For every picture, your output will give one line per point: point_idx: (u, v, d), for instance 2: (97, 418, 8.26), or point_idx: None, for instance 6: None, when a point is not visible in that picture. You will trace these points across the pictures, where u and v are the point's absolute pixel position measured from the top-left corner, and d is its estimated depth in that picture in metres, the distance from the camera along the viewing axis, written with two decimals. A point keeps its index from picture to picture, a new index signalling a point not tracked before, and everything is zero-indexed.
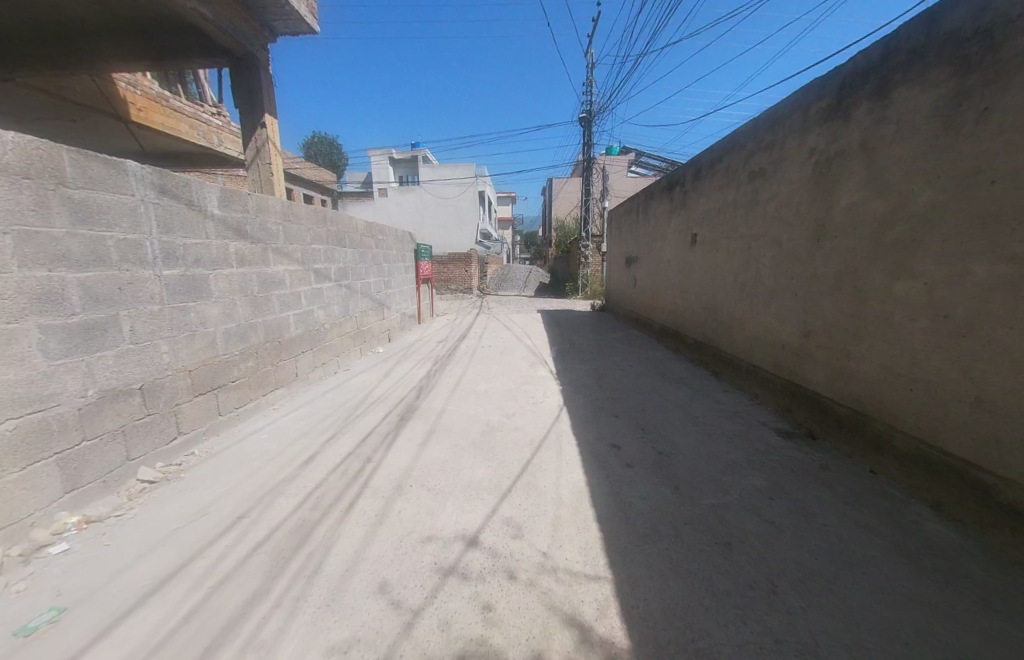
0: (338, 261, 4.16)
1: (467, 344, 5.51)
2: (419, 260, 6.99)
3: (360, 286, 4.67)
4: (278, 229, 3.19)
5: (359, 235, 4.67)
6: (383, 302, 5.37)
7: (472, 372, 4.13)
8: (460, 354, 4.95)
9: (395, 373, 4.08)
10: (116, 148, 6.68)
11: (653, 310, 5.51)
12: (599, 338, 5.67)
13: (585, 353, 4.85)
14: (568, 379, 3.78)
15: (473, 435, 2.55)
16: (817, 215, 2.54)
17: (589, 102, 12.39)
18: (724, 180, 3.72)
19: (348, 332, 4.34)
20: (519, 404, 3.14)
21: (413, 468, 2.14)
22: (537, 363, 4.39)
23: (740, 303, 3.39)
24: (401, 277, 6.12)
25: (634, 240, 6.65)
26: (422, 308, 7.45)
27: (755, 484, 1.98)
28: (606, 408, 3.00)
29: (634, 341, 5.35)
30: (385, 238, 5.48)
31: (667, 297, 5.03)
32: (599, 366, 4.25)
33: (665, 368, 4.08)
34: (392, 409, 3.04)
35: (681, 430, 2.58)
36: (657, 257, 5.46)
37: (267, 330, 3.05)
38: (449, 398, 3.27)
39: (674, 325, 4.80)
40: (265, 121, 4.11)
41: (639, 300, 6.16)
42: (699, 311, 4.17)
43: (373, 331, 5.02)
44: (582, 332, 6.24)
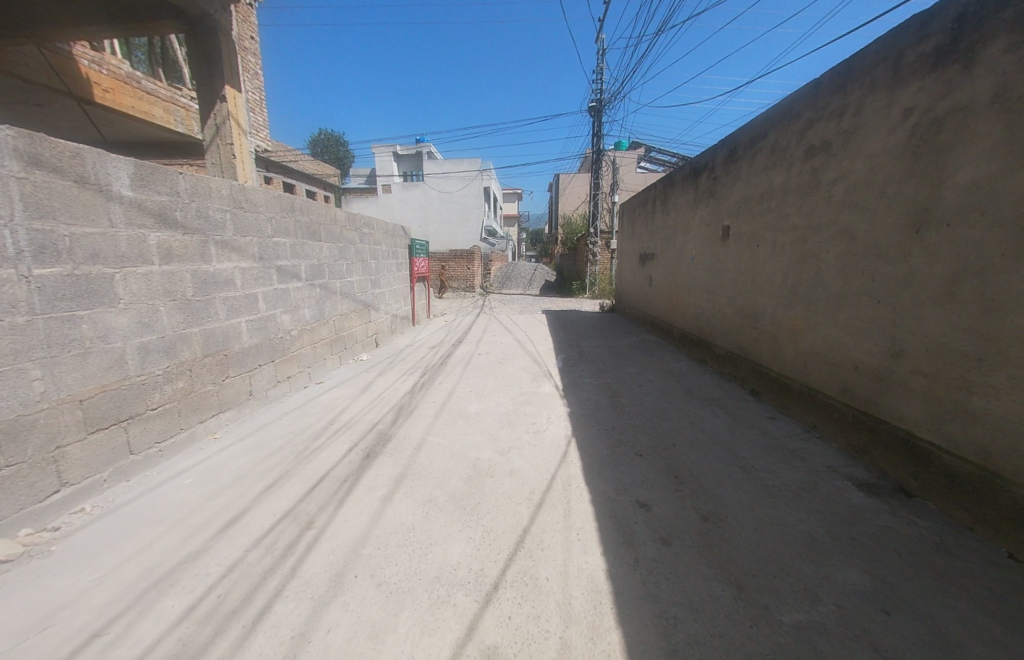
0: (311, 257, 3.58)
1: (462, 350, 4.92)
2: (414, 257, 6.41)
3: (340, 286, 4.10)
4: (227, 219, 2.63)
5: (339, 228, 4.10)
6: (369, 303, 4.81)
7: (464, 385, 3.52)
8: (453, 362, 4.37)
9: (374, 386, 3.50)
10: (89, 136, 6.20)
11: (673, 313, 4.87)
12: (611, 344, 5.04)
13: (596, 362, 4.23)
14: (577, 397, 3.17)
15: (454, 483, 1.95)
16: (917, 196, 1.90)
17: (600, 90, 11.66)
18: (769, 159, 3.08)
19: (323, 338, 3.77)
20: (516, 432, 2.53)
21: (364, 542, 1.55)
22: (540, 375, 3.77)
23: (791, 309, 2.75)
24: (391, 275, 5.54)
25: (650, 235, 5.99)
26: (417, 308, 6.88)
27: (852, 581, 1.34)
28: (625, 441, 2.39)
29: (651, 349, 4.71)
30: (372, 232, 4.90)
31: (690, 299, 4.39)
32: (614, 380, 3.63)
33: (691, 384, 3.44)
34: (359, 438, 2.46)
35: (727, 480, 1.96)
36: (678, 253, 4.81)
37: (208, 340, 2.49)
38: (431, 423, 2.67)
39: (699, 332, 4.16)
40: (225, 93, 3.54)
41: (656, 301, 5.51)
42: (732, 317, 3.53)
43: (355, 336, 4.45)
44: (592, 336, 5.61)
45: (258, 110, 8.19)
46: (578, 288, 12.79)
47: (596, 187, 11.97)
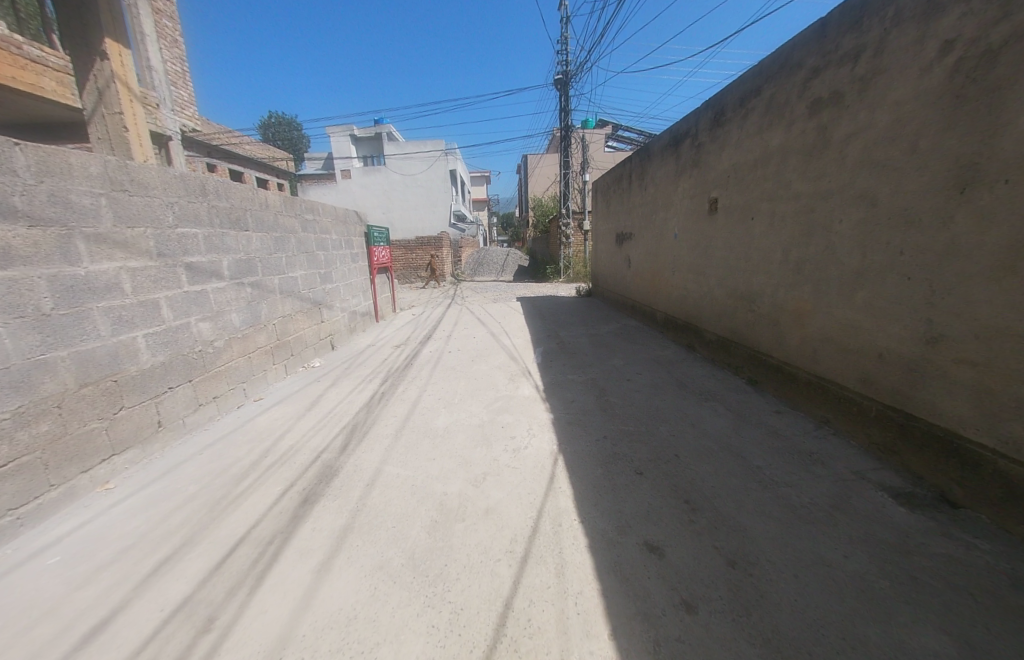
0: (235, 250, 2.98)
1: (429, 348, 4.44)
2: (372, 246, 5.78)
3: (279, 283, 3.51)
4: (101, 204, 1.99)
5: (272, 214, 3.47)
6: (318, 301, 4.22)
7: (430, 392, 3.06)
8: (418, 363, 3.88)
9: (324, 401, 2.97)
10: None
11: (656, 296, 4.54)
12: (592, 332, 4.69)
13: (578, 355, 3.86)
14: (559, 399, 2.78)
15: (414, 536, 1.52)
16: (962, 149, 1.57)
17: (567, 61, 11.03)
18: (763, 119, 2.71)
19: (259, 346, 3.20)
20: (491, 452, 2.11)
21: (284, 650, 1.10)
22: (518, 374, 3.36)
23: (795, 289, 2.44)
24: (345, 267, 4.93)
25: (626, 213, 5.62)
26: (380, 303, 6.29)
27: (935, 650, 1.03)
28: (620, 455, 2.02)
29: (635, 336, 4.37)
30: (316, 218, 4.26)
31: (675, 280, 4.06)
32: (600, 374, 3.26)
33: (683, 375, 3.12)
34: (297, 476, 1.97)
35: (749, 502, 1.62)
36: (659, 231, 4.45)
37: (84, 366, 1.87)
38: (389, 447, 2.21)
39: (686, 315, 3.85)
40: (107, 48, 2.72)
41: (636, 283, 5.19)
42: (723, 299, 3.22)
43: (303, 340, 3.88)
44: (571, 324, 5.24)
45: (180, 83, 7.11)
46: (552, 272, 12.40)
47: (567, 165, 11.47)
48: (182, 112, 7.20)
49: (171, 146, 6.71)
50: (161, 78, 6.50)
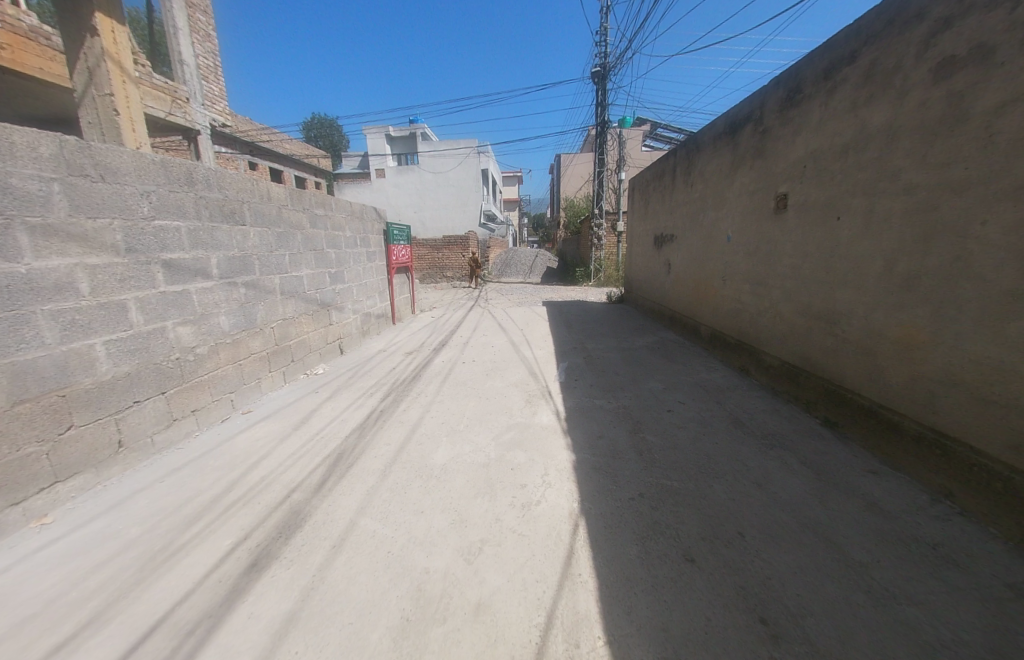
0: (227, 247, 2.72)
1: (442, 357, 4.04)
2: (391, 244, 5.50)
3: (280, 283, 3.24)
4: (54, 190, 1.77)
5: (275, 208, 3.19)
6: (326, 303, 3.93)
7: (434, 414, 2.65)
8: (428, 374, 3.50)
9: (315, 419, 2.64)
10: (13, 111, 5.29)
11: (702, 307, 3.94)
12: (623, 347, 4.16)
13: (607, 373, 3.36)
14: (584, 434, 2.30)
15: (374, 643, 1.11)
16: None
17: (606, 52, 10.40)
18: (857, 91, 2.11)
19: (253, 352, 2.93)
20: (494, 508, 1.67)
21: None
22: (538, 396, 2.90)
23: (901, 312, 1.84)
24: (359, 266, 4.65)
25: (668, 212, 5.02)
26: (399, 305, 6.00)
27: None
28: (661, 527, 1.52)
29: (675, 353, 3.80)
30: (327, 214, 3.98)
31: (727, 291, 3.47)
32: (632, 399, 2.76)
33: (736, 409, 2.56)
34: (255, 525, 1.62)
35: (860, 633, 1.09)
36: (708, 233, 3.85)
37: (20, 378, 1.63)
38: (372, 490, 1.82)
39: (740, 333, 3.25)
40: (96, 22, 2.65)
41: (677, 292, 4.59)
42: (792, 317, 2.62)
43: (307, 344, 3.59)
44: (599, 334, 4.73)
45: (212, 78, 7.14)
46: (582, 275, 11.79)
47: (601, 163, 10.84)
48: (214, 107, 7.23)
49: (200, 140, 6.78)
50: (193, 72, 6.53)
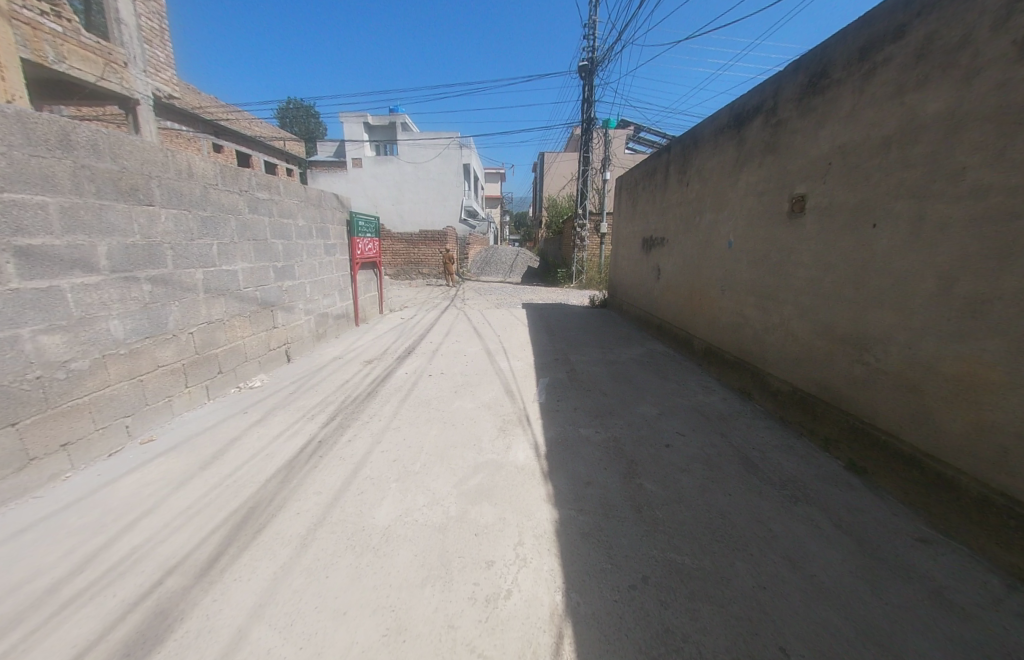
0: (125, 231, 2.11)
1: (405, 368, 3.53)
2: (355, 237, 4.93)
3: (204, 278, 2.66)
4: None
5: (199, 186, 2.60)
6: (269, 302, 3.36)
7: (384, 447, 2.15)
8: (385, 390, 2.99)
9: (232, 452, 2.09)
10: None
11: (696, 319, 3.61)
12: (609, 359, 3.78)
13: (594, 392, 2.95)
14: (568, 478, 1.88)
15: None
16: None
17: (595, 47, 10.09)
18: (905, 76, 1.78)
19: (161, 365, 2.34)
20: (447, 605, 1.20)
21: None
22: (513, 422, 2.45)
23: (966, 342, 1.51)
24: (314, 260, 4.08)
25: (658, 213, 4.68)
26: (363, 303, 5.43)
27: None
28: (678, 638, 1.11)
29: (666, 369, 3.44)
30: (272, 197, 3.38)
31: (726, 303, 3.13)
32: (625, 428, 2.36)
33: (745, 444, 2.20)
34: (91, 646, 1.10)
35: None
36: (704, 238, 3.51)
37: None
38: (281, 574, 1.32)
39: (740, 351, 2.92)
40: None
41: (667, 300, 4.25)
42: (810, 338, 2.28)
43: (239, 352, 3.01)
44: (583, 343, 4.34)
45: (157, 41, 6.27)
46: (563, 277, 11.47)
47: (587, 161, 10.52)
48: (159, 75, 6.36)
49: (139, 111, 5.92)
50: (132, 31, 5.67)
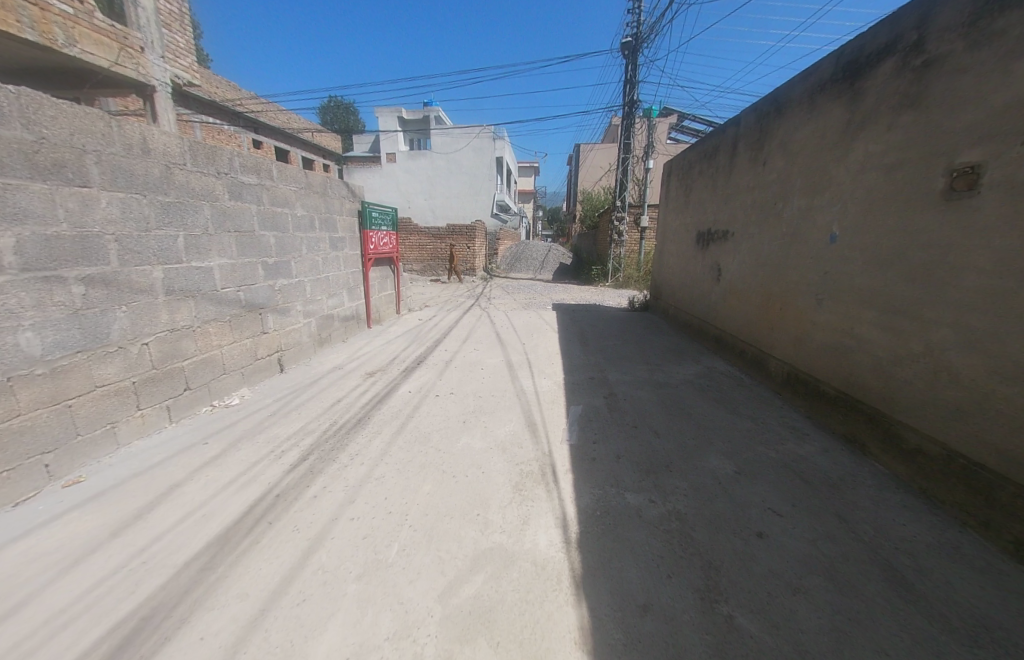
0: (44, 220, 1.71)
1: (409, 385, 2.97)
2: (368, 230, 4.44)
3: (165, 278, 2.24)
4: None
5: (158, 165, 2.18)
6: (256, 304, 2.90)
7: (355, 513, 1.58)
8: (379, 416, 2.43)
9: (161, 511, 1.61)
10: None
11: (778, 334, 2.79)
12: (656, 380, 3.05)
13: (642, 429, 2.26)
14: (610, 592, 1.22)
15: None
16: None
17: (639, 21, 9.11)
18: None
19: (101, 384, 1.92)
20: None
21: None
22: (533, 477, 1.81)
23: None
24: (316, 256, 3.62)
25: (720, 200, 3.84)
26: (378, 304, 4.95)
27: None
28: None
29: (734, 399, 2.67)
30: (262, 182, 2.93)
31: (828, 317, 2.31)
32: (688, 497, 1.67)
33: (877, 537, 1.45)
34: None
35: None
36: (791, 228, 2.69)
37: None
38: None
39: (852, 384, 2.11)
40: None
41: (734, 307, 3.43)
42: (988, 380, 1.48)
43: (215, 363, 2.58)
44: (623, 357, 3.62)
45: (176, 27, 6.09)
46: (597, 275, 10.63)
47: (627, 148, 9.59)
48: (178, 62, 6.19)
49: (156, 99, 5.75)
50: (149, 15, 5.48)
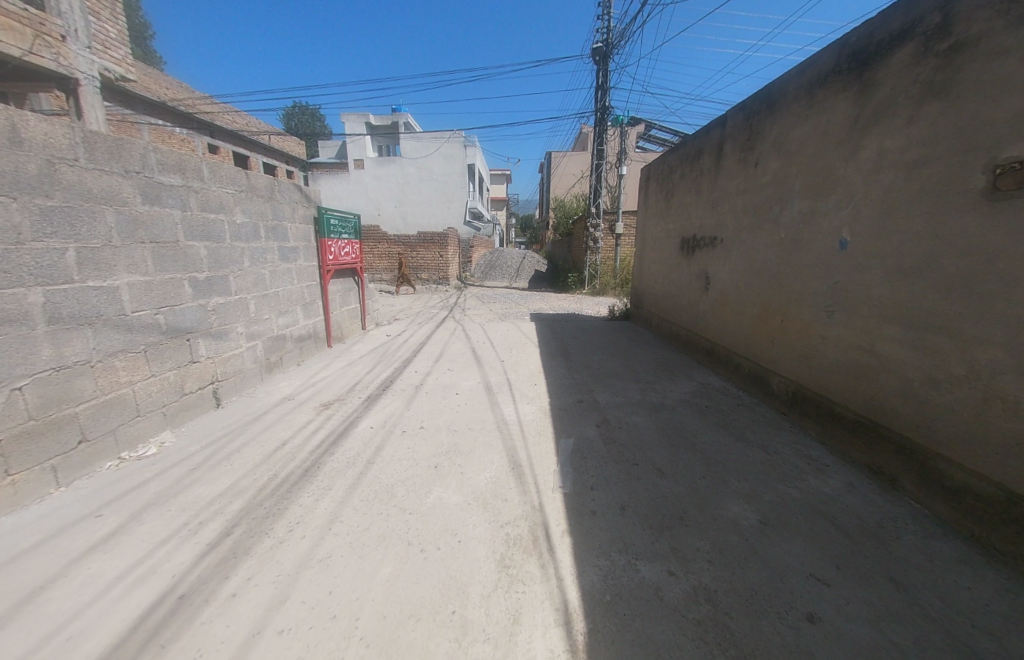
0: None
1: (372, 418, 2.55)
2: (325, 238, 3.99)
3: (47, 303, 1.75)
4: None
5: (35, 159, 1.71)
6: (182, 329, 2.42)
7: (286, 621, 1.16)
8: (330, 464, 2.00)
9: (1, 639, 1.12)
10: None
11: (779, 348, 2.58)
12: (651, 401, 2.77)
13: (644, 465, 1.96)
14: None
15: None
16: None
17: (608, 28, 9.12)
18: None
19: None
20: None
21: None
22: (523, 546, 1.45)
23: None
24: (262, 269, 3.15)
25: (706, 206, 3.67)
26: (340, 320, 4.48)
27: None
28: None
29: (738, 423, 2.43)
30: (188, 183, 2.47)
31: (842, 332, 2.10)
32: (715, 564, 1.36)
33: (947, 611, 1.19)
34: None
35: None
36: (791, 236, 2.50)
37: None
38: None
39: (876, 408, 1.91)
40: None
41: (726, 318, 3.22)
42: None
43: (124, 405, 2.08)
44: (611, 374, 3.34)
45: (105, 14, 5.43)
46: (574, 282, 10.46)
47: (601, 154, 9.52)
48: (107, 53, 5.50)
49: (82, 93, 5.08)
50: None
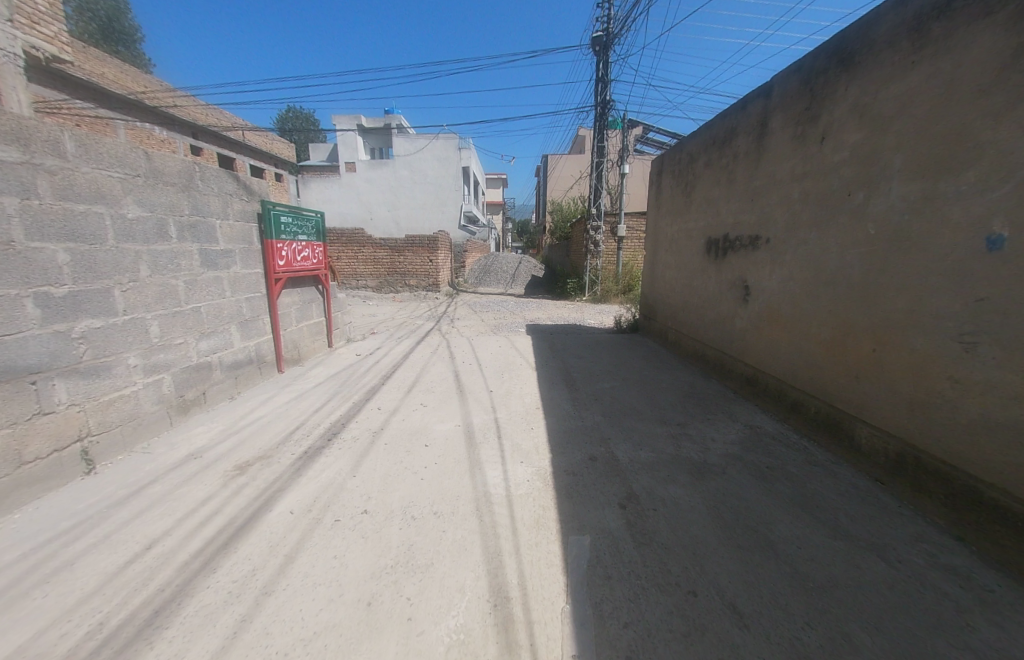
0: None
1: (299, 492, 1.80)
2: (272, 240, 3.26)
3: None
4: None
5: None
6: (19, 369, 1.68)
7: None
8: (199, 600, 1.24)
9: None
10: None
11: (872, 387, 1.84)
12: (687, 458, 2.03)
13: (707, 598, 1.20)
14: None
15: None
16: None
17: (608, 16, 8.50)
18: None
19: None
20: None
21: None
22: None
23: None
24: (171, 278, 2.43)
25: (743, 197, 2.94)
26: (297, 338, 3.72)
27: None
28: None
29: (823, 498, 1.69)
30: (35, 159, 1.77)
31: (997, 374, 1.36)
32: None
33: None
34: None
35: None
36: (891, 230, 1.76)
37: None
38: None
39: None
40: None
41: (780, 340, 2.48)
42: None
43: None
44: (628, 413, 2.60)
45: None
46: (573, 288, 9.73)
47: (601, 151, 8.85)
48: (33, 29, 4.85)
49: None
50: None
